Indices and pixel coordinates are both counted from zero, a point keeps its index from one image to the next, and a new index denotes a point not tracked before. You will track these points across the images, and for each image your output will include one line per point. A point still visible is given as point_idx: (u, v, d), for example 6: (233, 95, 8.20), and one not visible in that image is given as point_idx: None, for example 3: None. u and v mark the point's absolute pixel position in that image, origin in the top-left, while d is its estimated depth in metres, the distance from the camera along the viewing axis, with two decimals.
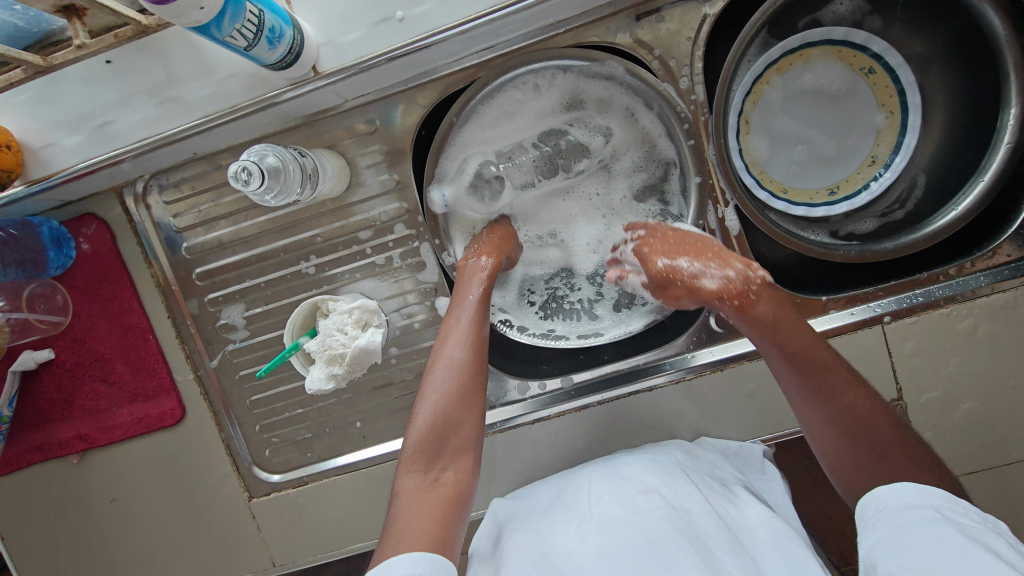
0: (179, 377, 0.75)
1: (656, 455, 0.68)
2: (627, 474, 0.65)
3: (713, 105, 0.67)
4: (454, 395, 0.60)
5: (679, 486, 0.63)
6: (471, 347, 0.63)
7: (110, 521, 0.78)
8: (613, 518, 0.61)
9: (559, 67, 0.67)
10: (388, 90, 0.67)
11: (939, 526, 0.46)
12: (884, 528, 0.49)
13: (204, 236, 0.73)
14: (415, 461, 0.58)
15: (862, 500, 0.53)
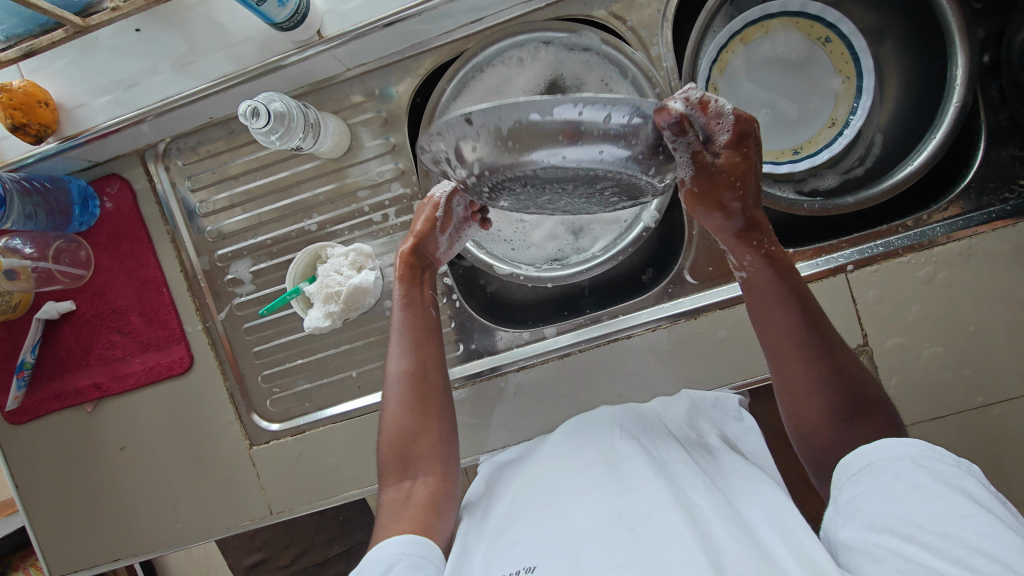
0: (189, 328, 0.81)
1: (636, 412, 0.70)
2: (608, 427, 0.66)
3: (684, 71, 0.73)
4: (409, 407, 0.66)
5: (658, 440, 0.64)
6: (415, 355, 0.68)
7: (120, 467, 0.83)
8: (587, 463, 0.62)
9: (542, 40, 0.73)
10: (386, 59, 0.74)
11: (913, 475, 0.48)
12: (863, 483, 0.51)
13: (216, 196, 0.79)
14: (391, 474, 0.64)
15: (844, 459, 0.55)
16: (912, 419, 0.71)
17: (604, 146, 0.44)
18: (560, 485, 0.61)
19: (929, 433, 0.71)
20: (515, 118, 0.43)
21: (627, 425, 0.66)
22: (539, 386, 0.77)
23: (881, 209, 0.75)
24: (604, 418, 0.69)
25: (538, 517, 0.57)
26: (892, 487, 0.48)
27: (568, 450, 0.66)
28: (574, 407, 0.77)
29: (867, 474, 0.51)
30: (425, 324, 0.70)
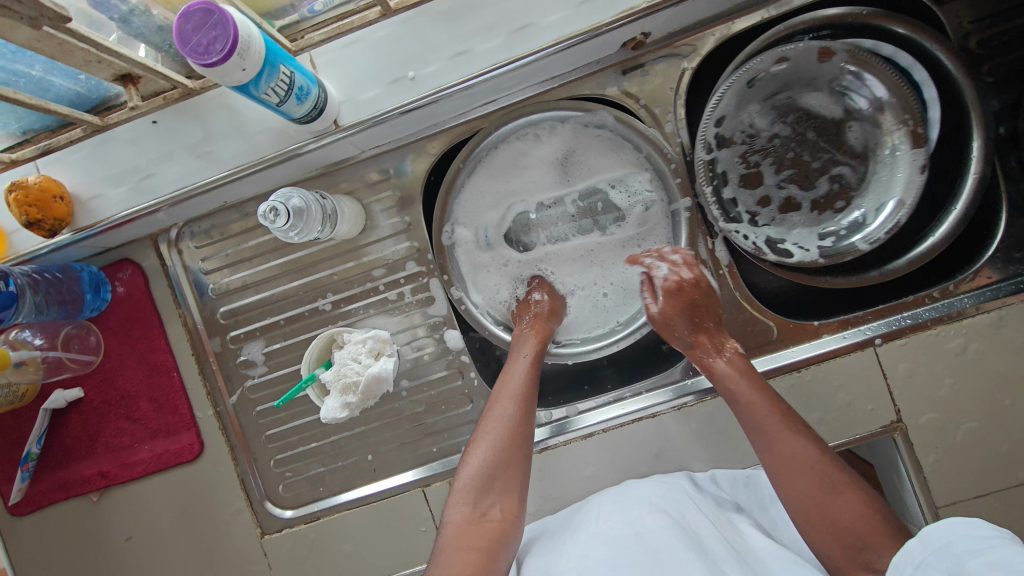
0: (199, 413, 0.79)
1: (664, 480, 0.68)
2: (636, 496, 0.64)
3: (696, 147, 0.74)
4: (503, 447, 0.61)
5: (686, 509, 0.62)
6: (521, 403, 0.64)
7: (125, 560, 0.80)
8: (618, 535, 0.60)
9: (557, 118, 0.74)
10: (401, 141, 0.74)
11: (961, 565, 0.47)
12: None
13: (229, 277, 0.78)
14: (467, 494, 0.60)
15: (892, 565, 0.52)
16: (953, 498, 0.68)
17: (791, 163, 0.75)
18: (591, 555, 0.58)
19: (972, 512, 0.68)
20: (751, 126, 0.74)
21: (654, 496, 0.64)
22: (561, 469, 0.74)
23: (905, 279, 0.74)
24: (636, 487, 0.67)
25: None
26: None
27: (598, 517, 0.63)
28: (599, 489, 0.74)
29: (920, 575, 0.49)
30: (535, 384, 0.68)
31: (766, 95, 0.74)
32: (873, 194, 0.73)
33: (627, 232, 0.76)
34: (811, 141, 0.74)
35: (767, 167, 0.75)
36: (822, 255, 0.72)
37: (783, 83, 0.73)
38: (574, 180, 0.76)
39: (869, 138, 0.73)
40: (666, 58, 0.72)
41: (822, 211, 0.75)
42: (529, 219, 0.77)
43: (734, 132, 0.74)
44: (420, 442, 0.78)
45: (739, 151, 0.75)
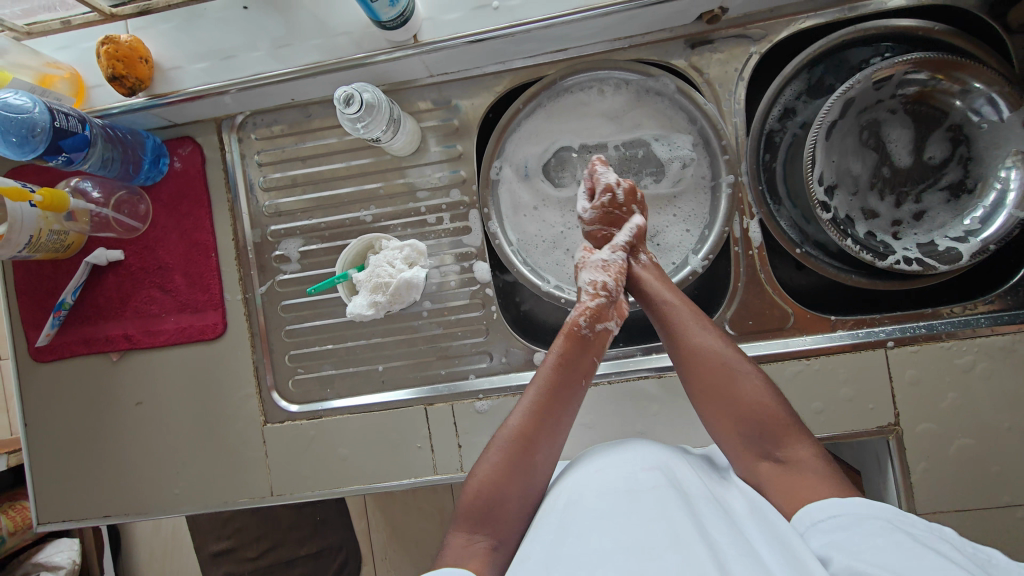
0: (228, 296, 0.82)
1: (660, 446, 0.68)
2: (631, 453, 0.66)
3: (747, 157, 0.76)
4: (505, 467, 0.62)
5: (680, 470, 0.63)
6: (531, 417, 0.64)
7: (132, 422, 0.83)
8: (609, 485, 0.61)
9: (621, 79, 0.77)
10: (468, 72, 0.78)
11: (895, 536, 0.50)
12: (841, 528, 0.53)
13: (281, 174, 0.82)
14: (465, 519, 0.61)
15: (818, 504, 0.56)
16: (934, 508, 0.70)
17: (890, 183, 0.77)
18: (581, 504, 0.59)
19: (951, 525, 0.70)
20: (845, 163, 0.77)
21: (649, 455, 0.65)
22: None
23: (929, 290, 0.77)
24: (630, 450, 0.67)
25: (554, 531, 0.57)
26: (869, 540, 0.50)
27: (591, 470, 0.64)
28: (594, 437, 0.76)
29: (842, 523, 0.53)
30: (557, 385, 0.66)
31: (847, 133, 0.76)
32: (1001, 161, 0.70)
33: (661, 185, 0.79)
34: (898, 165, 0.77)
35: (873, 196, 0.77)
36: (989, 242, 0.68)
37: (853, 119, 0.75)
38: (622, 130, 0.79)
39: (953, 120, 0.73)
40: (736, 38, 0.74)
41: (960, 197, 0.74)
42: (569, 155, 0.81)
43: (837, 169, 0.77)
44: (430, 363, 0.81)
45: (851, 191, 0.77)
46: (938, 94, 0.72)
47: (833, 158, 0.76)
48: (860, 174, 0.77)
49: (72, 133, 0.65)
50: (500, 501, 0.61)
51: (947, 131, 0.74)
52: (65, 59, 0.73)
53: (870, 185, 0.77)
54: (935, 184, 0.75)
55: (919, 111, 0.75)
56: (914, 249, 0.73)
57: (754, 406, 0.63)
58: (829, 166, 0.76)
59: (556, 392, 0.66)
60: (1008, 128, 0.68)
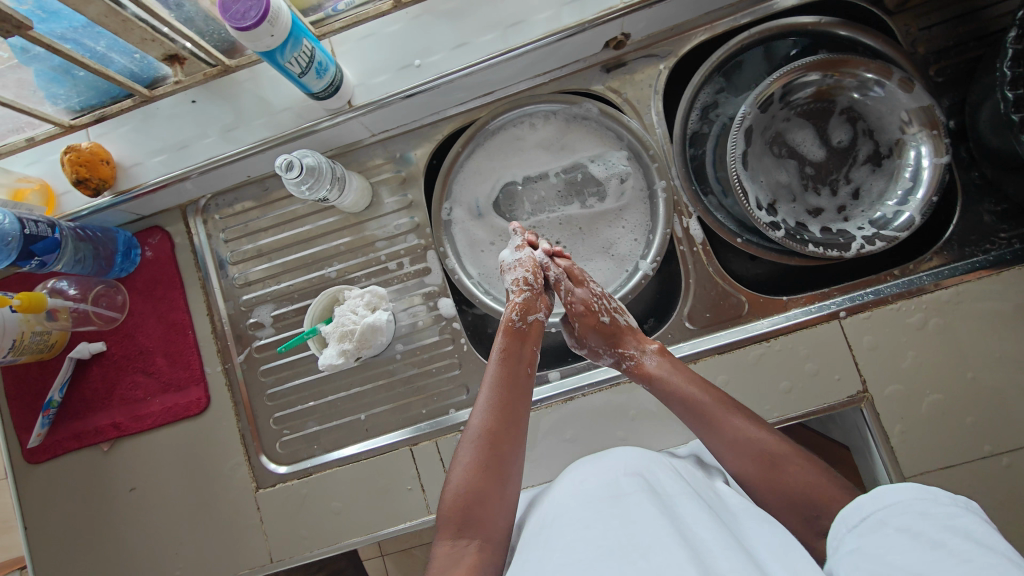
0: (209, 369, 0.85)
1: (647, 453, 0.67)
2: (612, 461, 0.64)
3: (681, 185, 0.80)
4: (477, 467, 0.64)
5: (661, 473, 0.62)
6: (492, 412, 0.67)
7: (129, 508, 0.84)
8: (594, 495, 0.60)
9: (548, 110, 0.83)
10: (407, 127, 0.84)
11: (915, 525, 0.48)
12: (868, 535, 0.51)
13: (247, 246, 0.87)
14: (448, 527, 0.62)
15: (845, 511, 0.55)
16: (920, 467, 0.70)
17: (819, 178, 0.82)
18: (571, 518, 0.58)
19: (940, 482, 0.70)
20: (772, 176, 0.82)
21: (629, 461, 0.64)
22: (541, 430, 0.78)
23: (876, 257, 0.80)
24: (615, 458, 0.65)
25: (542, 546, 0.56)
26: (891, 539, 0.49)
27: (575, 482, 0.63)
28: (578, 451, 0.77)
29: (869, 526, 0.52)
30: (513, 379, 0.69)
31: (760, 154, 0.82)
32: (901, 123, 0.75)
33: (605, 203, 0.82)
34: (818, 163, 0.82)
35: (811, 195, 0.81)
36: (932, 193, 0.72)
37: (758, 143, 0.82)
38: (558, 157, 0.84)
39: (842, 105, 0.80)
40: (645, 58, 0.81)
41: (883, 163, 0.79)
42: (515, 188, 0.85)
43: (768, 186, 0.81)
44: (411, 403, 0.83)
45: (790, 200, 0.81)
46: (832, 90, 0.78)
47: (760, 175, 0.81)
48: (791, 179, 0.82)
49: (43, 238, 0.70)
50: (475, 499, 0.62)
51: (844, 117, 0.80)
52: (35, 173, 0.79)
53: (802, 188, 0.82)
54: (857, 161, 0.80)
55: (813, 113, 0.81)
56: (868, 226, 0.76)
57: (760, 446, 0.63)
58: (758, 183, 0.81)
59: (512, 385, 0.69)
60: (892, 96, 0.74)
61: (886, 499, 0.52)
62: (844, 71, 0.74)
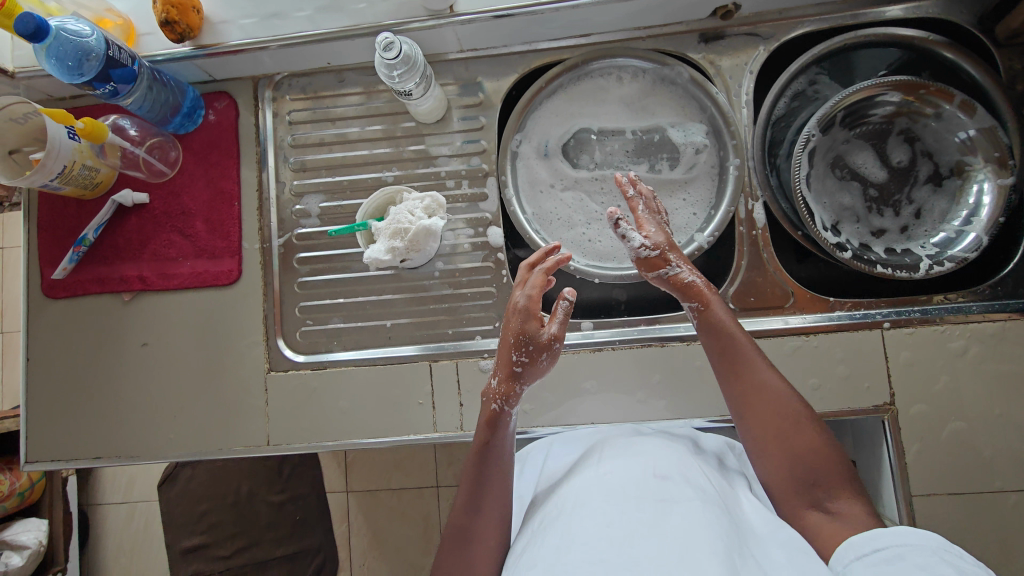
0: (246, 245, 0.84)
1: (678, 448, 0.67)
2: (641, 454, 0.64)
3: (756, 184, 0.80)
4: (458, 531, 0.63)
5: (688, 467, 0.62)
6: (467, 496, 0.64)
7: (135, 363, 0.83)
8: (619, 488, 0.58)
9: (638, 67, 0.82)
10: (497, 50, 0.83)
11: (938, 567, 0.45)
12: (877, 564, 0.48)
13: (310, 133, 0.86)
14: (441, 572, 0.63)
15: (851, 539, 0.52)
16: (928, 488, 0.71)
17: (882, 200, 0.81)
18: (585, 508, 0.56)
19: (944, 506, 0.71)
20: (835, 197, 0.82)
21: (659, 455, 0.63)
22: (563, 375, 0.78)
23: (933, 280, 0.80)
24: (652, 451, 0.64)
25: (558, 535, 0.54)
26: (905, 573, 0.46)
27: (600, 472, 0.62)
28: (595, 402, 0.77)
29: (884, 558, 0.49)
30: (488, 458, 0.65)
31: (823, 176, 0.82)
32: (962, 144, 0.76)
33: (674, 170, 0.82)
34: (880, 185, 0.81)
35: (875, 216, 0.81)
36: (998, 214, 0.73)
37: (821, 165, 0.82)
38: (638, 115, 0.83)
39: (902, 127, 0.80)
40: (747, 36, 0.80)
41: (944, 183, 0.79)
42: (588, 138, 0.84)
43: (832, 209, 0.81)
44: (438, 322, 0.83)
45: (854, 221, 0.81)
46: (905, 112, 0.78)
47: (823, 193, 0.82)
48: (855, 199, 0.82)
49: (121, 65, 0.69)
50: (477, 515, 0.63)
51: (906, 139, 0.80)
52: (122, 7, 0.78)
53: (863, 210, 0.81)
54: (918, 182, 0.80)
55: (877, 137, 0.81)
56: (932, 247, 0.77)
57: (791, 423, 0.60)
58: (821, 201, 0.81)
59: (488, 467, 0.65)
60: (957, 118, 0.74)
61: (903, 538, 0.49)
62: (918, 95, 0.75)
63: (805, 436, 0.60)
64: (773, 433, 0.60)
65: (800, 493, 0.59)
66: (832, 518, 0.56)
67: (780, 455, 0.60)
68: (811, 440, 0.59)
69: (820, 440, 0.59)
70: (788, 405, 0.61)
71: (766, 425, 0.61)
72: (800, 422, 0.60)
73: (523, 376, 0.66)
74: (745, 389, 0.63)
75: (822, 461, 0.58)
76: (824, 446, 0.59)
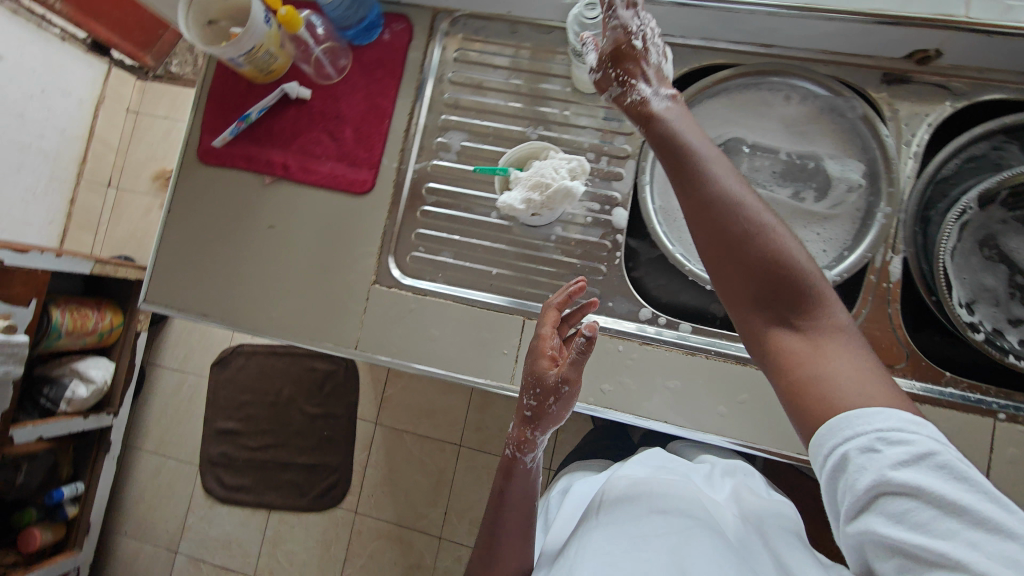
0: (385, 161, 0.88)
1: (677, 479, 0.69)
2: (641, 485, 0.67)
3: (902, 238, 0.77)
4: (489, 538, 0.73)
5: (691, 494, 0.65)
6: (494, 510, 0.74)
7: (257, 240, 0.90)
8: (622, 525, 0.60)
9: (811, 90, 0.81)
10: (673, 39, 0.83)
11: (908, 471, 0.44)
12: (846, 479, 0.47)
13: (471, 73, 0.89)
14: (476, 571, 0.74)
15: (830, 420, 0.48)
16: None
17: None
18: (591, 541, 0.59)
19: None
20: (979, 274, 0.78)
21: (659, 484, 0.67)
22: (650, 368, 0.78)
23: None
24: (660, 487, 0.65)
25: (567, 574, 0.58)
26: (878, 485, 0.45)
27: (603, 512, 0.64)
28: (673, 403, 0.77)
29: (855, 462, 0.46)
30: (513, 482, 0.74)
31: (971, 249, 0.78)
32: None
33: (817, 203, 0.81)
34: None
35: (1016, 304, 0.77)
36: None
37: (971, 239, 0.78)
38: (796, 139, 0.82)
39: None
40: (937, 86, 0.77)
41: None
42: (739, 148, 0.83)
43: (970, 286, 0.77)
44: (540, 283, 0.85)
45: (992, 303, 0.77)
46: None
47: (967, 266, 0.78)
48: (1000, 281, 0.77)
49: None
50: (506, 535, 0.73)
51: None
52: None
53: (1005, 295, 0.77)
54: None
55: None
56: None
57: (760, 251, 0.54)
58: (964, 275, 0.77)
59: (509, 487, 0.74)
60: None
61: (846, 430, 0.47)
62: None
63: (785, 262, 0.53)
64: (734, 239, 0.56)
65: (760, 309, 0.55)
66: (800, 337, 0.53)
67: (762, 284, 0.54)
68: (795, 276, 0.53)
69: (809, 275, 0.53)
70: (760, 224, 0.55)
71: (755, 254, 0.54)
72: (757, 224, 0.54)
73: (535, 420, 0.71)
74: (736, 224, 0.55)
75: (790, 287, 0.53)
76: (808, 280, 0.53)
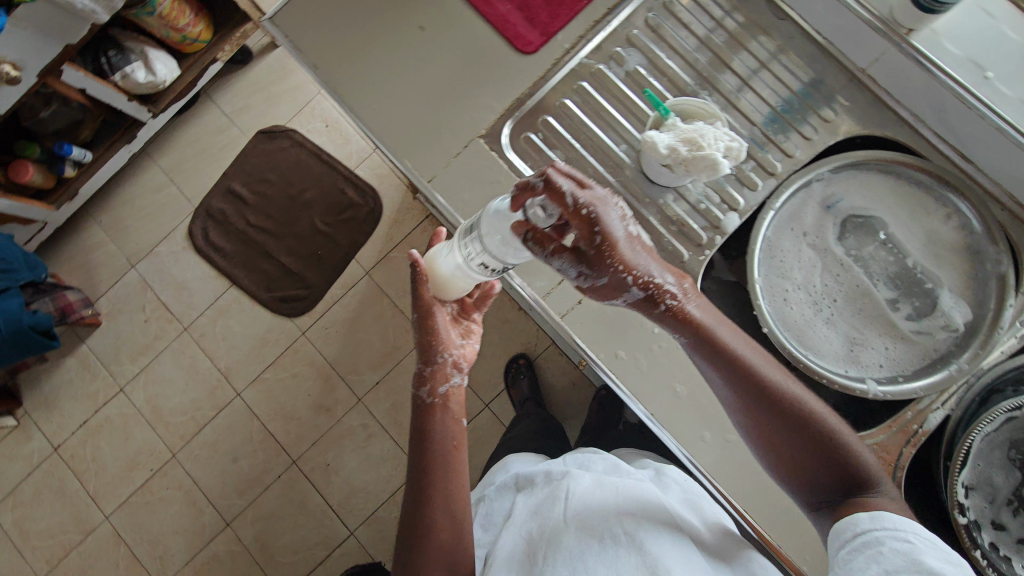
0: (559, 36, 0.85)
1: (634, 482, 0.72)
2: (606, 486, 0.71)
3: (957, 397, 0.77)
4: (412, 507, 0.76)
5: (644, 500, 0.69)
6: (418, 471, 0.78)
7: (401, 32, 0.85)
8: (589, 528, 0.65)
9: (970, 224, 0.80)
10: (886, 100, 0.81)
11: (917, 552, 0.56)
12: (864, 555, 0.59)
13: (685, 10, 0.85)
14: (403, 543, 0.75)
15: (862, 514, 0.62)
16: None
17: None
18: (571, 542, 0.64)
19: None
20: (996, 469, 0.77)
21: (620, 487, 0.70)
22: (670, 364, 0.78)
23: None
24: (623, 484, 0.71)
25: None
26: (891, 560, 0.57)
27: (575, 501, 0.69)
28: (669, 405, 0.77)
29: (875, 543, 0.59)
30: (429, 448, 0.78)
31: (1002, 445, 0.77)
32: None
33: (906, 321, 0.80)
34: None
35: (1008, 513, 0.76)
36: None
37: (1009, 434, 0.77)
38: (928, 256, 0.81)
39: None
40: None
41: None
42: (874, 232, 0.83)
43: (978, 472, 0.76)
44: None
45: (988, 500, 0.76)
46: None
47: (990, 456, 0.77)
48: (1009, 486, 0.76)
49: None
50: (427, 502, 0.75)
51: None
52: None
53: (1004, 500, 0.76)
54: None
55: None
56: None
57: (801, 437, 0.67)
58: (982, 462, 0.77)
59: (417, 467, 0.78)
60: None
61: (880, 522, 0.60)
62: None
63: (819, 441, 0.67)
64: (774, 427, 0.68)
65: (813, 481, 0.68)
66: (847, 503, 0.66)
67: (798, 459, 0.68)
68: (824, 453, 0.67)
69: (832, 440, 0.67)
70: (793, 402, 0.67)
71: (791, 435, 0.67)
72: (794, 411, 0.67)
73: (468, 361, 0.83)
74: (764, 411, 0.68)
75: (825, 456, 0.67)
76: (835, 454, 0.66)
